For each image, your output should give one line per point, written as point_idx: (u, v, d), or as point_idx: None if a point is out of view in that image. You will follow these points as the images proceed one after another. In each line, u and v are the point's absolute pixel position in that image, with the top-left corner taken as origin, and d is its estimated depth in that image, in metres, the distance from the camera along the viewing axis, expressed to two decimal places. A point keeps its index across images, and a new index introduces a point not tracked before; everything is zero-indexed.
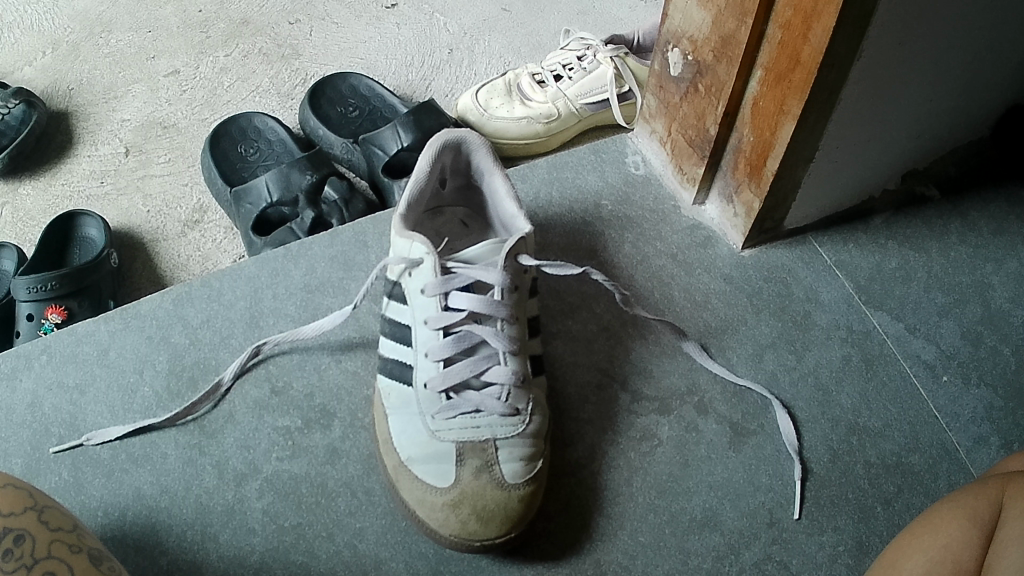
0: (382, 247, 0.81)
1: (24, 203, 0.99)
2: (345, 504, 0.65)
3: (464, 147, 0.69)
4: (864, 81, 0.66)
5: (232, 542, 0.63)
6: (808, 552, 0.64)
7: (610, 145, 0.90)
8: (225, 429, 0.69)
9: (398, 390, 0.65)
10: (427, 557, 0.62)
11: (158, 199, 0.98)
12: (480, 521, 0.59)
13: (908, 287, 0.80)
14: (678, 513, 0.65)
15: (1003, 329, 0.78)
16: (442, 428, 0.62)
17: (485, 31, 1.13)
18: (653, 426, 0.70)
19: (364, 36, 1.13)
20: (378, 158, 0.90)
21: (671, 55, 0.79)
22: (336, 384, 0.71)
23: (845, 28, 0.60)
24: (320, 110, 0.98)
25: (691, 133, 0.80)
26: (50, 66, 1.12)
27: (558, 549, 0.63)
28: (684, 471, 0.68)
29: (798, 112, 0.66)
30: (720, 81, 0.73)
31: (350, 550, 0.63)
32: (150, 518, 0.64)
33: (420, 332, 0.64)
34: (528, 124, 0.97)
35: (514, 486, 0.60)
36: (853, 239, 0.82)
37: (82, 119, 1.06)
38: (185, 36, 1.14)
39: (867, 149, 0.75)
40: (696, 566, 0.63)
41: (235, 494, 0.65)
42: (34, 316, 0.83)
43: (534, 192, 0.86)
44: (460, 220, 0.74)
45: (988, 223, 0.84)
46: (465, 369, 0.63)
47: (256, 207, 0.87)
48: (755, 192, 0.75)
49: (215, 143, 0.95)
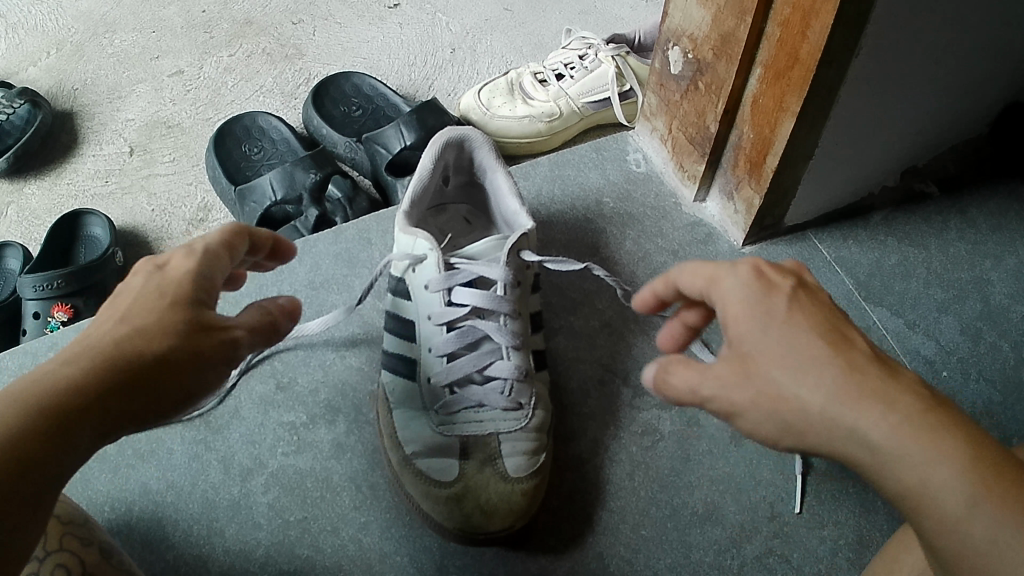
0: (384, 244, 0.82)
1: (30, 202, 0.99)
2: (350, 499, 0.65)
3: (467, 145, 0.70)
4: (861, 78, 0.66)
5: (238, 537, 0.64)
6: (809, 545, 0.65)
7: (611, 142, 0.91)
8: (230, 424, 0.69)
9: (402, 385, 0.65)
10: (431, 551, 0.63)
11: (163, 198, 0.99)
12: (483, 514, 0.60)
13: (908, 283, 0.80)
14: (680, 507, 0.66)
15: (1003, 325, 0.78)
16: (446, 423, 0.63)
17: (486, 31, 1.13)
18: (655, 421, 0.70)
19: (366, 36, 1.14)
20: (381, 156, 0.91)
21: (671, 53, 0.80)
22: (340, 380, 0.72)
23: (844, 26, 0.60)
24: (323, 109, 0.99)
25: (692, 130, 0.80)
26: (55, 66, 1.12)
27: (561, 543, 0.64)
28: (685, 465, 0.68)
29: (797, 109, 0.66)
30: (720, 78, 0.73)
31: (355, 545, 0.63)
32: (157, 513, 0.65)
33: (424, 328, 0.65)
34: (530, 122, 0.97)
35: (517, 480, 0.61)
36: (853, 235, 0.83)
37: (86, 119, 1.07)
38: (188, 36, 1.15)
39: (866, 147, 0.76)
40: (698, 560, 0.64)
41: (240, 489, 0.66)
42: (40, 314, 0.84)
43: (536, 190, 0.87)
44: (463, 217, 0.75)
45: (987, 220, 0.85)
46: (468, 364, 0.63)
47: (260, 205, 0.88)
48: (756, 188, 0.76)
49: (219, 142, 0.96)
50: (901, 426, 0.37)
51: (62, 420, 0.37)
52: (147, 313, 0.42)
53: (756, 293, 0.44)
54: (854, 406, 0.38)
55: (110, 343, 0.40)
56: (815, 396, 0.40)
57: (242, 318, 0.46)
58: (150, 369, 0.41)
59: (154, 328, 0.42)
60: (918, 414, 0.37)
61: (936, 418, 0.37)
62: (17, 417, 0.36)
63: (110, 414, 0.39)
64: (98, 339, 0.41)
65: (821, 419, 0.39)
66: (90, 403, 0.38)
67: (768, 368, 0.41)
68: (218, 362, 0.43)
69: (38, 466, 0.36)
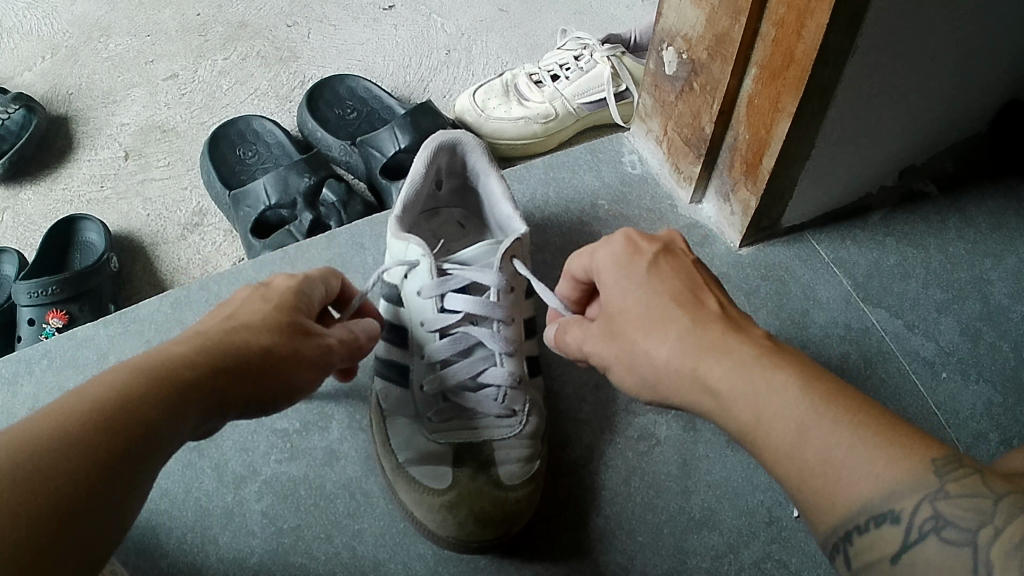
0: (378, 249, 0.81)
1: (25, 208, 0.99)
2: (345, 506, 0.65)
3: (459, 149, 0.69)
4: (857, 78, 0.66)
5: (232, 544, 0.63)
6: (807, 550, 0.64)
7: (606, 144, 0.90)
8: (223, 431, 0.69)
9: (395, 392, 0.65)
10: (425, 558, 0.62)
11: (158, 203, 0.99)
12: (477, 522, 0.59)
13: (907, 283, 0.79)
14: (677, 512, 0.65)
15: (1003, 325, 0.77)
16: (438, 430, 0.63)
17: (482, 32, 1.13)
18: (651, 425, 0.70)
19: (361, 38, 1.13)
20: (376, 159, 0.90)
21: (665, 53, 0.79)
22: (334, 386, 0.72)
23: (839, 25, 0.59)
24: (317, 112, 0.99)
25: (687, 131, 0.80)
26: (50, 71, 1.12)
27: (557, 549, 0.63)
28: (682, 470, 0.68)
29: (793, 110, 0.66)
30: (715, 79, 0.72)
31: (349, 552, 0.63)
32: (150, 521, 0.64)
33: (416, 334, 0.65)
34: (525, 124, 0.97)
35: (511, 487, 0.61)
36: (851, 236, 0.82)
37: (81, 123, 1.06)
38: (183, 40, 1.15)
39: (863, 147, 0.75)
40: (695, 566, 0.63)
41: (234, 496, 0.66)
42: (35, 320, 0.84)
43: (530, 193, 0.86)
44: (456, 221, 0.74)
45: (986, 219, 0.84)
46: (461, 372, 0.63)
47: (254, 210, 0.87)
48: (752, 189, 0.75)
49: (214, 146, 0.96)
50: (725, 367, 0.45)
51: (185, 388, 0.41)
52: (251, 318, 0.48)
53: (618, 256, 0.54)
54: (689, 353, 0.47)
55: (223, 337, 0.46)
56: (662, 346, 0.49)
57: (333, 332, 0.53)
58: (258, 363, 0.46)
59: (262, 327, 0.48)
60: (752, 358, 0.44)
61: (761, 360, 0.44)
62: (147, 381, 0.40)
63: (222, 395, 0.44)
64: (214, 332, 0.46)
65: (670, 366, 0.48)
66: (210, 378, 0.43)
67: (623, 321, 0.51)
68: (313, 364, 0.50)
69: (160, 424, 0.39)
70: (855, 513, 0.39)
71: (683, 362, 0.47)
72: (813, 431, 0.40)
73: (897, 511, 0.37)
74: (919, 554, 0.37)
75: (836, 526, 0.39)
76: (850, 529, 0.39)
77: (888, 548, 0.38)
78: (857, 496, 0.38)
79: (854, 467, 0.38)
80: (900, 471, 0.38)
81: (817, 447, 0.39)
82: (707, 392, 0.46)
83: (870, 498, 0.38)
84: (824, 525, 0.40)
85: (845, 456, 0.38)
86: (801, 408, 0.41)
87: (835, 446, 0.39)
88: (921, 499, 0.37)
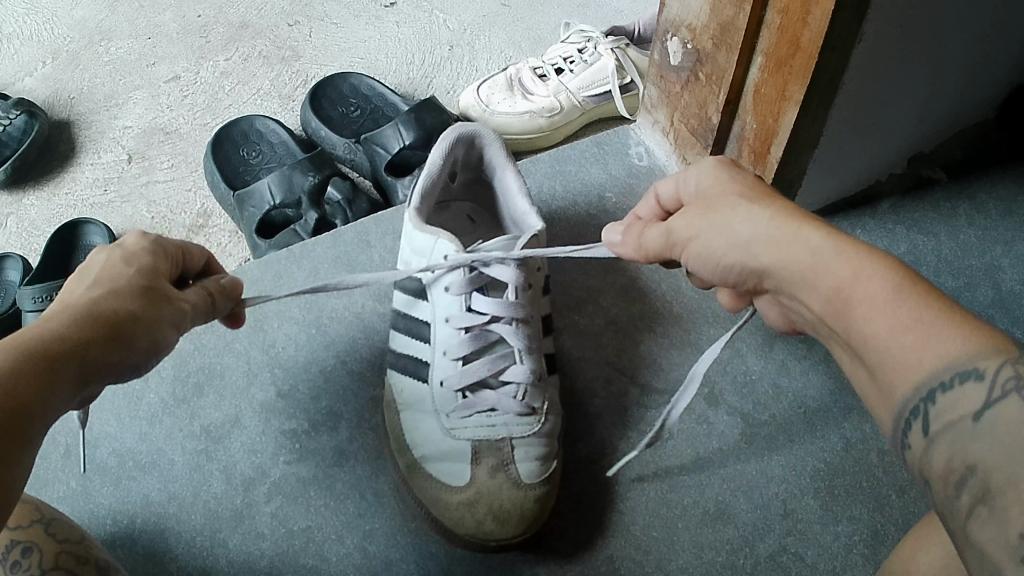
0: (384, 246, 0.82)
1: (28, 213, 0.99)
2: (355, 506, 0.64)
3: (478, 141, 0.68)
4: (866, 65, 0.65)
5: (242, 547, 0.63)
6: (823, 543, 0.63)
7: (612, 136, 0.89)
8: (231, 433, 0.68)
9: (411, 388, 0.65)
10: (438, 557, 0.62)
11: (162, 205, 0.98)
12: (496, 521, 0.59)
13: (918, 272, 0.78)
14: (691, 507, 0.64)
15: (1016, 312, 0.76)
16: (458, 427, 0.62)
17: (484, 27, 1.12)
18: (664, 419, 0.69)
19: (364, 35, 1.13)
20: (380, 156, 0.89)
21: (670, 44, 0.78)
22: (342, 386, 0.71)
23: (844, 11, 0.58)
24: (321, 111, 0.98)
25: (694, 122, 0.79)
26: (51, 75, 1.12)
27: (571, 546, 0.63)
28: (696, 464, 0.66)
29: (800, 97, 0.65)
30: (721, 68, 0.71)
31: (361, 553, 0.62)
32: (159, 526, 0.64)
33: (439, 330, 0.64)
34: (531, 118, 0.95)
35: (530, 486, 0.60)
36: (861, 224, 0.81)
37: (83, 127, 1.06)
38: (183, 41, 1.14)
39: (870, 135, 0.74)
40: (710, 560, 0.62)
41: (243, 499, 0.65)
42: None
43: (538, 186, 0.86)
44: (467, 215, 0.73)
45: (996, 205, 0.83)
46: (483, 368, 0.62)
47: (260, 210, 0.86)
48: (761, 178, 0.74)
49: (217, 147, 0.95)
50: (821, 247, 0.44)
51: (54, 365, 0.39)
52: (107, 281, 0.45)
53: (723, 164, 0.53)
54: (792, 229, 0.46)
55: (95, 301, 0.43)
56: (743, 240, 0.48)
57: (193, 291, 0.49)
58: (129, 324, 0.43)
59: (118, 300, 0.43)
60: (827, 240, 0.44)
61: (862, 245, 0.43)
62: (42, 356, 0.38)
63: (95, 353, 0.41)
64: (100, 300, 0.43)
65: (764, 244, 0.47)
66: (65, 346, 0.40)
67: (721, 210, 0.49)
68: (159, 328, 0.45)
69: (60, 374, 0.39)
70: (929, 379, 0.38)
71: (778, 247, 0.46)
72: (894, 305, 0.39)
73: (982, 372, 0.36)
74: (1001, 412, 0.35)
75: (911, 393, 0.39)
76: (928, 392, 0.38)
77: (968, 408, 0.36)
78: (931, 366, 0.37)
79: (938, 341, 0.37)
80: (977, 341, 0.37)
81: (898, 317, 0.39)
82: (800, 268, 0.45)
83: (946, 364, 0.37)
84: (899, 392, 0.39)
85: (928, 327, 0.38)
86: (889, 283, 0.40)
87: (918, 321, 0.38)
88: (1004, 363, 0.36)
